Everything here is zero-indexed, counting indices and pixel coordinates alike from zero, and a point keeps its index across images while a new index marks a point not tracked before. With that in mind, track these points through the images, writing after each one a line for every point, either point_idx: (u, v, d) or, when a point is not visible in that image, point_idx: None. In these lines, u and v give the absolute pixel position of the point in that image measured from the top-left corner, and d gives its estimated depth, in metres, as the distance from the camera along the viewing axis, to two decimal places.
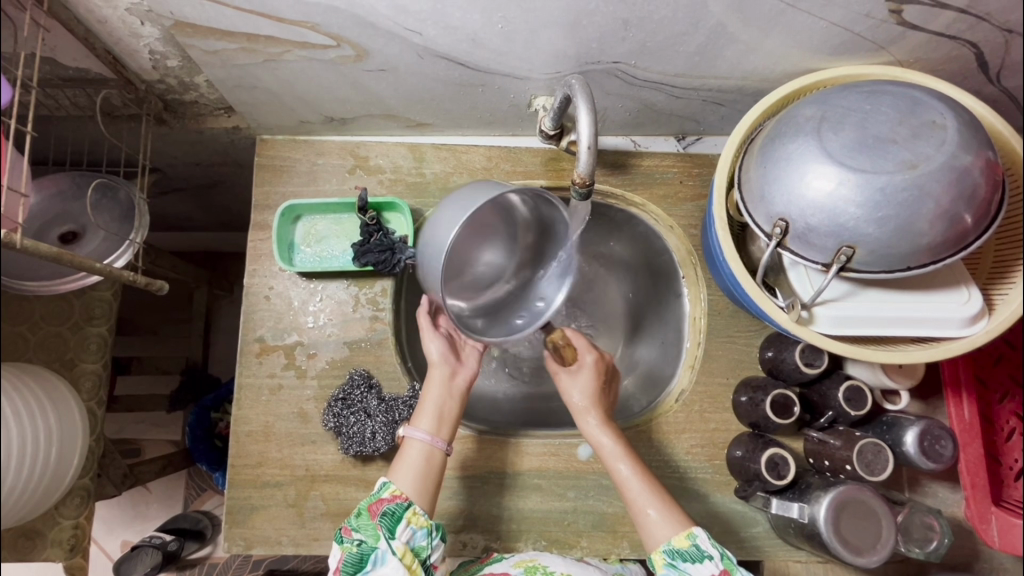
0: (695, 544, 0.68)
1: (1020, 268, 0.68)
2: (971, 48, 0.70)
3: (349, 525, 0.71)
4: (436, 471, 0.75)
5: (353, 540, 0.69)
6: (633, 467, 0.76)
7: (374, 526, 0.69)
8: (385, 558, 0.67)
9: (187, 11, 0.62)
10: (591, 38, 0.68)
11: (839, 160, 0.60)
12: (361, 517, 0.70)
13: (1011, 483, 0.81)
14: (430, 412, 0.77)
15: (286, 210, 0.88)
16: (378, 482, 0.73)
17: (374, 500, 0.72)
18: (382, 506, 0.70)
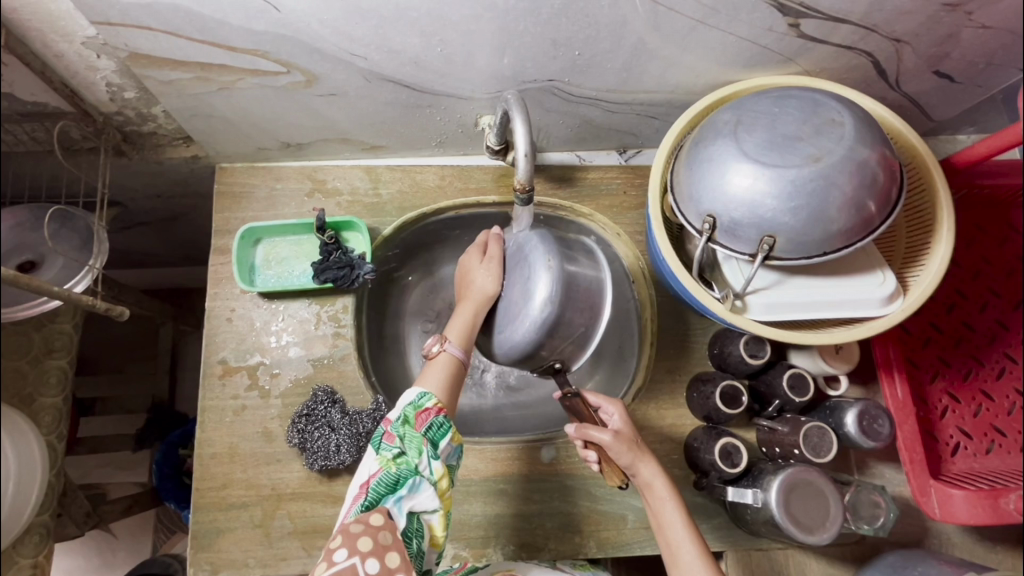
0: None
1: (929, 252, 0.75)
2: (867, 57, 0.78)
3: (390, 430, 0.68)
4: (462, 381, 0.77)
5: (392, 450, 0.67)
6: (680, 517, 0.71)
7: (418, 440, 0.67)
8: (420, 483, 0.66)
9: (141, 43, 0.66)
10: (525, 57, 0.73)
11: (754, 158, 0.66)
12: (406, 427, 0.68)
13: (948, 457, 0.87)
14: (463, 326, 0.77)
15: (245, 233, 0.90)
16: (414, 392, 0.71)
17: (418, 409, 0.70)
18: (428, 421, 0.69)
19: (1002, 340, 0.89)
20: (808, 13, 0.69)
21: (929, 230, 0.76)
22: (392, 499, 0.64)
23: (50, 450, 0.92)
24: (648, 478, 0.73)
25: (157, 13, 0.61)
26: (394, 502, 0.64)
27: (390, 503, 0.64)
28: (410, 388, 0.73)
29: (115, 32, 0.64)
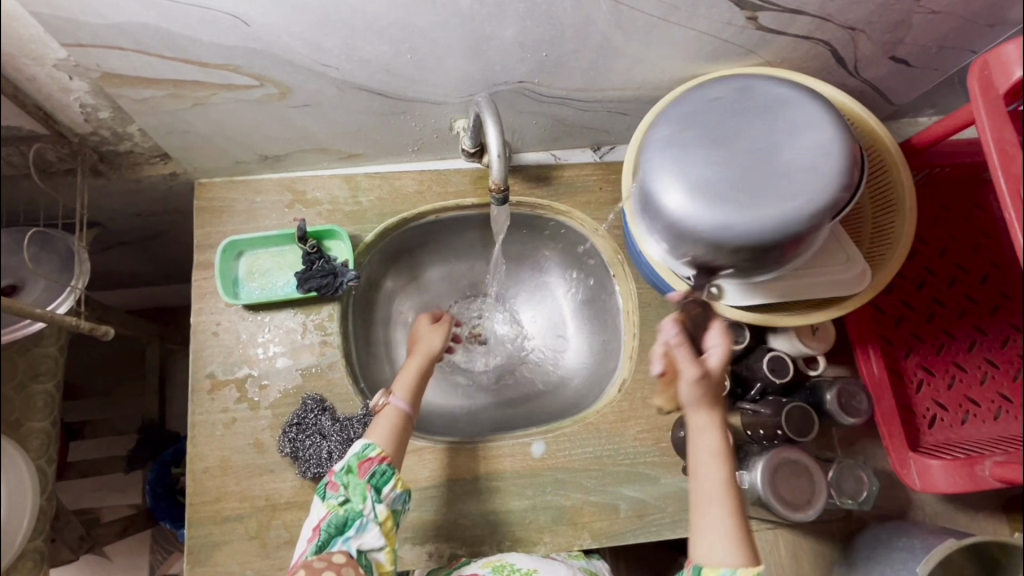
0: None
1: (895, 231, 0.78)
2: (824, 46, 0.81)
3: (335, 479, 0.72)
4: (408, 432, 0.79)
5: (338, 497, 0.70)
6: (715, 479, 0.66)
7: (362, 487, 0.70)
8: (366, 525, 0.69)
9: (112, 63, 0.66)
10: (493, 61, 0.75)
11: (720, 148, 0.68)
12: (349, 476, 0.71)
13: (926, 429, 0.89)
14: (409, 382, 0.83)
15: (227, 246, 0.91)
16: (359, 443, 0.74)
17: (362, 458, 0.73)
18: (371, 468, 0.72)
19: (973, 313, 0.93)
20: (764, 6, 0.72)
21: (893, 211, 0.79)
22: (340, 541, 0.68)
23: (41, 474, 0.92)
24: (702, 427, 0.67)
25: (127, 33, 0.62)
26: (343, 543, 0.68)
27: (340, 544, 0.68)
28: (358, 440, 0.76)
29: (87, 53, 0.65)
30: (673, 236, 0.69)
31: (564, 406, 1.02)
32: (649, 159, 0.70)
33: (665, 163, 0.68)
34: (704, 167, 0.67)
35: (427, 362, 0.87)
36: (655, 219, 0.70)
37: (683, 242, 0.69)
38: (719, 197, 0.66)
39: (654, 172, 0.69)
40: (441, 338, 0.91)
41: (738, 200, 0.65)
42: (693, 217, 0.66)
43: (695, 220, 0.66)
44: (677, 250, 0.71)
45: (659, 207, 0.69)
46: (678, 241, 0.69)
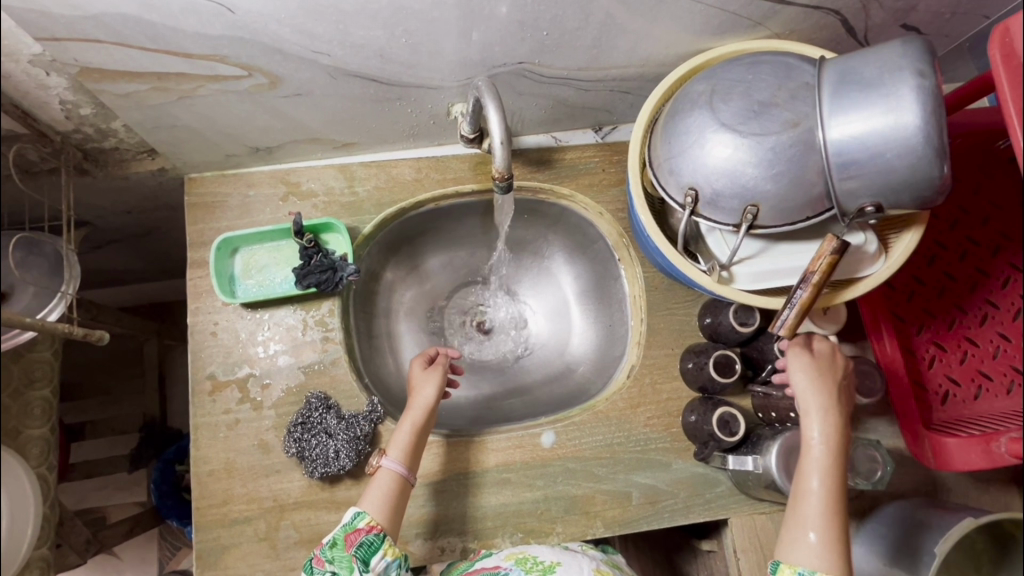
0: None
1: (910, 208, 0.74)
2: (835, 15, 0.79)
3: (321, 555, 0.71)
4: (403, 499, 0.76)
5: (325, 573, 0.69)
6: (829, 493, 0.67)
7: (348, 559, 0.69)
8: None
9: (91, 57, 0.63)
10: (492, 41, 0.72)
11: (733, 127, 0.66)
12: (335, 549, 0.70)
13: (938, 406, 0.88)
14: (404, 444, 0.78)
15: (222, 244, 0.88)
16: (351, 511, 0.73)
17: (349, 529, 0.71)
18: (358, 539, 0.70)
19: (984, 287, 0.90)
20: None
21: None
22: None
23: (42, 482, 0.90)
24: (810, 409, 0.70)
25: (106, 25, 0.59)
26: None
27: None
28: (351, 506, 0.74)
29: (63, 47, 0.61)
30: (848, 160, 0.63)
31: (570, 394, 1.01)
32: (881, 80, 0.61)
33: (909, 100, 0.60)
34: (934, 117, 0.60)
35: (421, 417, 0.80)
36: (849, 134, 0.62)
37: (851, 170, 0.63)
38: (938, 151, 0.60)
39: (877, 94, 0.61)
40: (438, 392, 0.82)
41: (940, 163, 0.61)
42: (904, 164, 0.61)
43: (900, 164, 0.61)
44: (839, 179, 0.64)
45: (867, 124, 0.61)
46: (851, 171, 0.63)
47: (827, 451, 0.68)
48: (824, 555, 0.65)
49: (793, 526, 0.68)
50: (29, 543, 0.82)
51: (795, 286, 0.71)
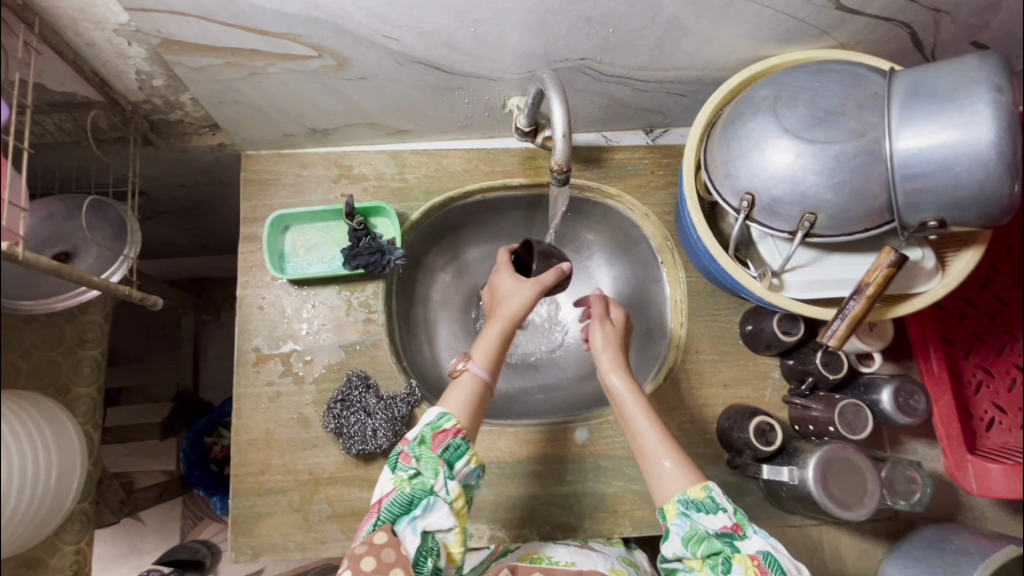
0: (711, 496, 0.67)
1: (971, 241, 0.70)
2: (904, 28, 0.78)
3: (406, 451, 0.70)
4: (484, 404, 0.76)
5: (409, 471, 0.68)
6: (652, 418, 0.75)
7: (433, 461, 0.68)
8: (433, 505, 0.66)
9: (174, 29, 0.65)
10: (557, 36, 0.73)
11: (796, 133, 0.66)
12: (423, 447, 0.69)
13: (983, 432, 0.87)
14: (489, 351, 0.79)
15: (274, 220, 0.90)
16: (434, 412, 0.72)
17: (436, 428, 0.71)
18: (444, 442, 0.69)
19: None
20: None
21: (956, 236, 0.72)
22: (406, 520, 0.66)
23: (86, 439, 0.93)
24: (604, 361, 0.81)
25: None
26: (409, 523, 0.65)
27: (405, 522, 0.65)
28: (433, 408, 0.74)
29: (148, 17, 0.63)
30: (915, 171, 0.62)
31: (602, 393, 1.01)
32: (957, 94, 0.60)
33: (986, 112, 0.58)
34: (1011, 133, 0.58)
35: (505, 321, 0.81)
36: (920, 146, 0.61)
37: (921, 184, 0.63)
38: (1012, 168, 0.59)
39: (951, 106, 0.60)
40: (523, 297, 0.83)
41: (1015, 181, 0.60)
42: (975, 179, 0.60)
43: (971, 182, 0.60)
44: (908, 193, 0.64)
45: (939, 136, 0.61)
46: (919, 185, 0.63)
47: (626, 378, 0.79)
48: (687, 471, 0.70)
49: (652, 467, 0.73)
50: (71, 498, 0.84)
51: (849, 297, 0.69)
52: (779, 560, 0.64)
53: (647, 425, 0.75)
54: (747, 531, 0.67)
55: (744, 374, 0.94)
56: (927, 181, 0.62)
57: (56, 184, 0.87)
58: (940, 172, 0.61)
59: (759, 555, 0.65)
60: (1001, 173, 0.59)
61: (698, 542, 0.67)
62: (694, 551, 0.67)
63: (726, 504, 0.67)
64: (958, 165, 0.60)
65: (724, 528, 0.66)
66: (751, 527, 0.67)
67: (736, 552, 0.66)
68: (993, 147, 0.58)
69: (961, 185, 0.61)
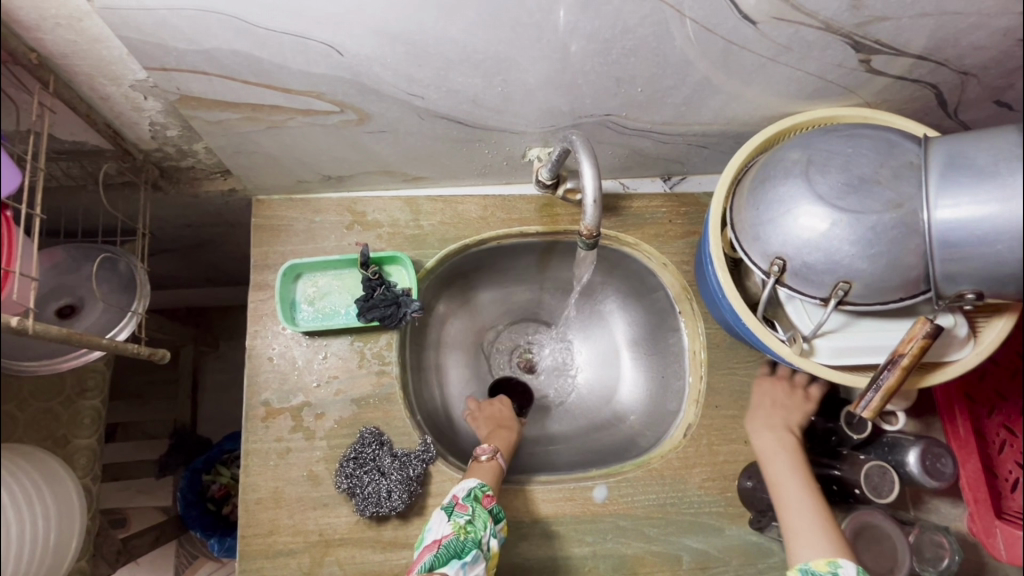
0: (835, 571, 0.65)
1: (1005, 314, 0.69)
2: (931, 89, 0.77)
3: (462, 501, 0.73)
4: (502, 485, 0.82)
5: (463, 518, 0.71)
6: (803, 487, 0.74)
7: (485, 516, 0.72)
8: (480, 557, 0.68)
9: (194, 86, 0.63)
10: (585, 94, 0.71)
11: (831, 201, 0.65)
12: (475, 501, 0.73)
13: (1010, 493, 0.83)
14: (506, 441, 0.90)
15: (287, 270, 0.88)
16: (475, 480, 0.76)
17: (484, 491, 0.75)
18: (491, 503, 0.74)
19: None
20: (879, 49, 0.68)
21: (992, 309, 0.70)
22: (456, 564, 0.66)
23: (86, 493, 0.89)
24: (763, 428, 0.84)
25: (215, 59, 0.59)
26: (458, 568, 0.66)
27: (454, 567, 0.66)
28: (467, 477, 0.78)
29: (168, 76, 0.61)
30: (953, 243, 0.61)
31: (619, 444, 0.99)
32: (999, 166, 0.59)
33: None
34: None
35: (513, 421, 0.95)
36: (960, 219, 0.60)
37: (960, 256, 0.61)
38: None
39: (990, 178, 0.59)
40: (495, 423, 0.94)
41: None
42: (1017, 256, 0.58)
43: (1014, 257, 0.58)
44: (946, 265, 0.62)
45: (978, 209, 0.59)
46: (958, 258, 0.61)
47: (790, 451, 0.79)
48: (822, 543, 0.68)
49: (791, 531, 0.71)
50: (69, 559, 0.81)
51: (882, 367, 0.68)
52: None
53: (795, 496, 0.74)
54: None
55: None
56: (966, 253, 0.61)
57: (61, 230, 0.82)
58: (978, 246, 0.60)
59: None
60: None
61: None
62: None
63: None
64: (998, 240, 0.58)
65: None
66: None
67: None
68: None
69: (1001, 258, 0.59)
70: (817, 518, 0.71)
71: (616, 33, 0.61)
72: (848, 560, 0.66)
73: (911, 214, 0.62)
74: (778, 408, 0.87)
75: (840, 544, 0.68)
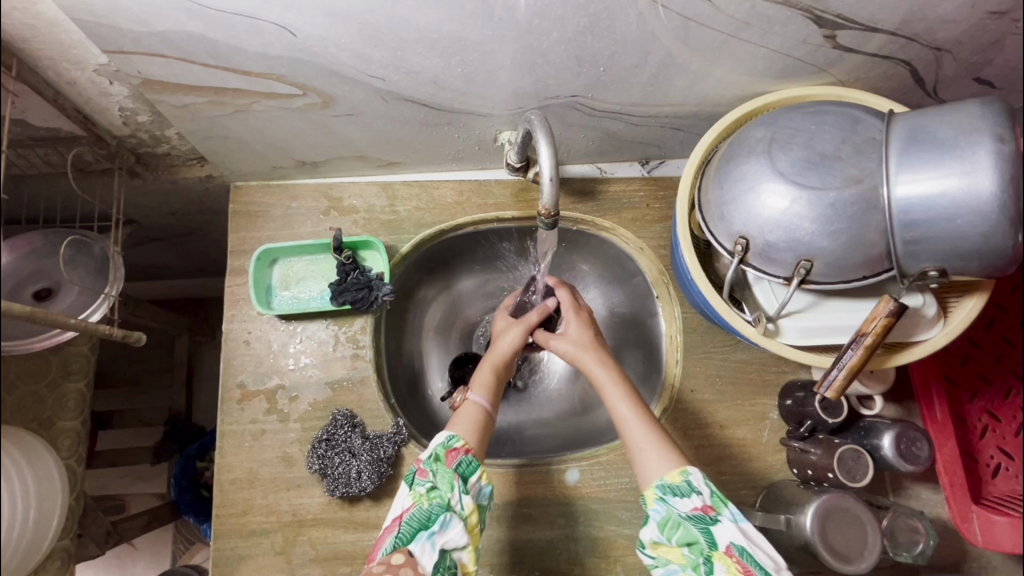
0: (688, 480, 0.65)
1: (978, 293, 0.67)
2: (905, 66, 0.76)
3: (422, 466, 0.69)
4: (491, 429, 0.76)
5: (426, 485, 0.68)
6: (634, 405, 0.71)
7: (450, 475, 0.68)
8: (450, 520, 0.65)
9: (155, 70, 0.64)
10: (548, 75, 0.71)
11: (791, 178, 0.63)
12: (438, 463, 0.69)
13: (988, 478, 0.85)
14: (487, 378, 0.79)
15: (261, 254, 0.89)
16: (443, 433, 0.72)
17: (447, 448, 0.71)
18: (458, 458, 0.70)
19: None
20: (845, 25, 0.67)
21: (964, 288, 0.69)
22: (423, 536, 0.64)
23: (70, 474, 0.91)
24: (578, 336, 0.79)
25: (170, 41, 0.59)
26: (426, 540, 0.64)
27: (423, 539, 0.64)
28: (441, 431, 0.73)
29: (127, 59, 0.62)
30: (914, 221, 0.60)
31: (596, 429, 0.99)
32: (960, 141, 0.58)
33: (985, 161, 0.56)
34: (1014, 185, 0.56)
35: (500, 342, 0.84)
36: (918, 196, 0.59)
37: (920, 232, 0.60)
38: (1019, 216, 0.56)
39: (949, 155, 0.58)
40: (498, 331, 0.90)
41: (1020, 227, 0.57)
42: (976, 232, 0.57)
43: (975, 232, 0.58)
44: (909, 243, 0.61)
45: (937, 185, 0.58)
46: (919, 234, 0.60)
47: (604, 361, 0.76)
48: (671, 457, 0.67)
49: (635, 448, 0.69)
50: (50, 536, 0.83)
51: (846, 346, 0.67)
52: (755, 554, 0.62)
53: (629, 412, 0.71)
54: (722, 511, 0.64)
55: (740, 414, 0.91)
56: (926, 231, 0.60)
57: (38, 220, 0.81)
58: (938, 224, 0.59)
59: (734, 548, 0.62)
60: (1002, 222, 0.57)
61: (674, 527, 0.64)
62: (670, 536, 0.64)
63: (702, 489, 0.65)
64: (954, 217, 0.58)
65: (695, 510, 0.64)
66: (727, 508, 0.65)
67: (714, 550, 0.63)
68: (988, 195, 0.56)
69: (961, 236, 0.58)
70: (656, 433, 0.69)
71: (569, 10, 0.61)
72: (693, 466, 0.67)
73: (871, 190, 0.61)
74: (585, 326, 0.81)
75: (682, 455, 0.68)
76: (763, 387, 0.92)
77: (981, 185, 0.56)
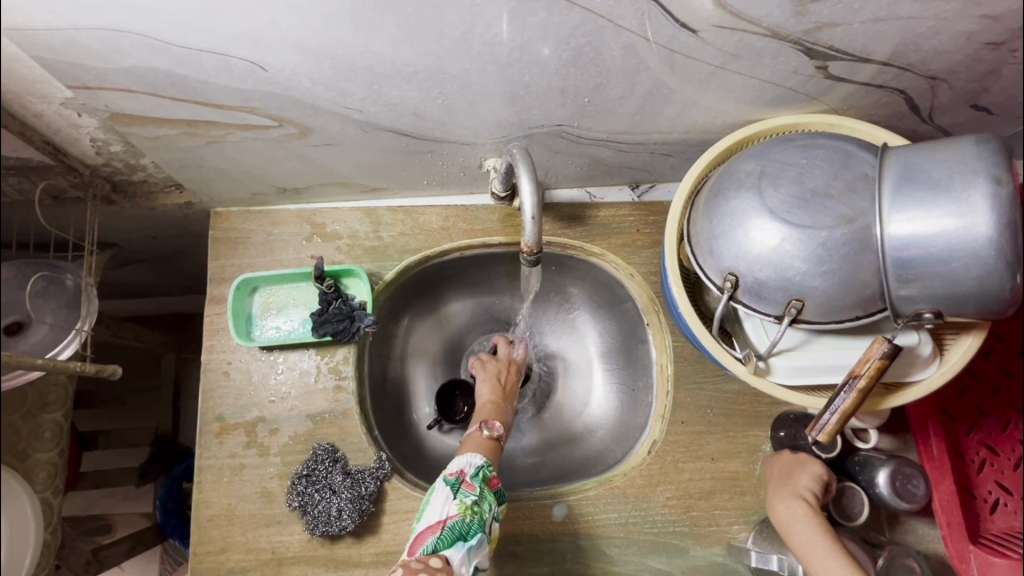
0: None
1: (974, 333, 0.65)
2: (899, 94, 0.73)
3: (469, 480, 0.71)
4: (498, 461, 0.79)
5: (471, 498, 0.69)
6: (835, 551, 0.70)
7: (490, 499, 0.71)
8: (485, 539, 0.68)
9: (124, 105, 0.62)
10: (531, 105, 0.69)
11: (781, 216, 0.61)
12: (484, 483, 0.71)
13: (988, 515, 0.82)
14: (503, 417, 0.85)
15: (241, 283, 0.86)
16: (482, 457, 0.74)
17: (489, 473, 0.73)
18: (496, 485, 0.73)
19: None
20: (836, 56, 0.65)
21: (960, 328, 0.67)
22: (461, 547, 0.66)
23: (46, 507, 0.89)
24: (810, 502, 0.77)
25: (137, 76, 0.57)
26: (461, 552, 0.66)
27: (459, 551, 0.65)
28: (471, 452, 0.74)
29: (94, 94, 0.60)
30: (908, 263, 0.58)
31: (585, 460, 0.97)
32: (955, 181, 0.56)
33: (980, 203, 0.54)
34: (1011, 228, 0.54)
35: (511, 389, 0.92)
36: (912, 237, 0.57)
37: (915, 274, 0.58)
38: (1016, 259, 0.54)
39: (944, 195, 0.56)
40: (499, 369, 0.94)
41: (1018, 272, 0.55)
42: (972, 275, 0.55)
43: (970, 275, 0.56)
44: (903, 285, 0.59)
45: (933, 226, 0.56)
46: (913, 276, 0.58)
47: (814, 521, 0.73)
48: None
49: None
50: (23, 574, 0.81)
51: (839, 388, 0.65)
52: None
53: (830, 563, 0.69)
54: None
55: (732, 447, 0.88)
56: (921, 273, 0.58)
57: None
58: (933, 266, 0.57)
59: None
60: (997, 266, 0.55)
61: None
62: None
63: None
64: (949, 259, 0.56)
65: None
66: None
67: None
68: (983, 238, 0.54)
69: (957, 279, 0.56)
70: None
71: (551, 44, 0.59)
72: None
73: (863, 229, 0.59)
74: (791, 479, 0.80)
75: None
76: (755, 419, 0.90)
77: (976, 229, 0.54)
